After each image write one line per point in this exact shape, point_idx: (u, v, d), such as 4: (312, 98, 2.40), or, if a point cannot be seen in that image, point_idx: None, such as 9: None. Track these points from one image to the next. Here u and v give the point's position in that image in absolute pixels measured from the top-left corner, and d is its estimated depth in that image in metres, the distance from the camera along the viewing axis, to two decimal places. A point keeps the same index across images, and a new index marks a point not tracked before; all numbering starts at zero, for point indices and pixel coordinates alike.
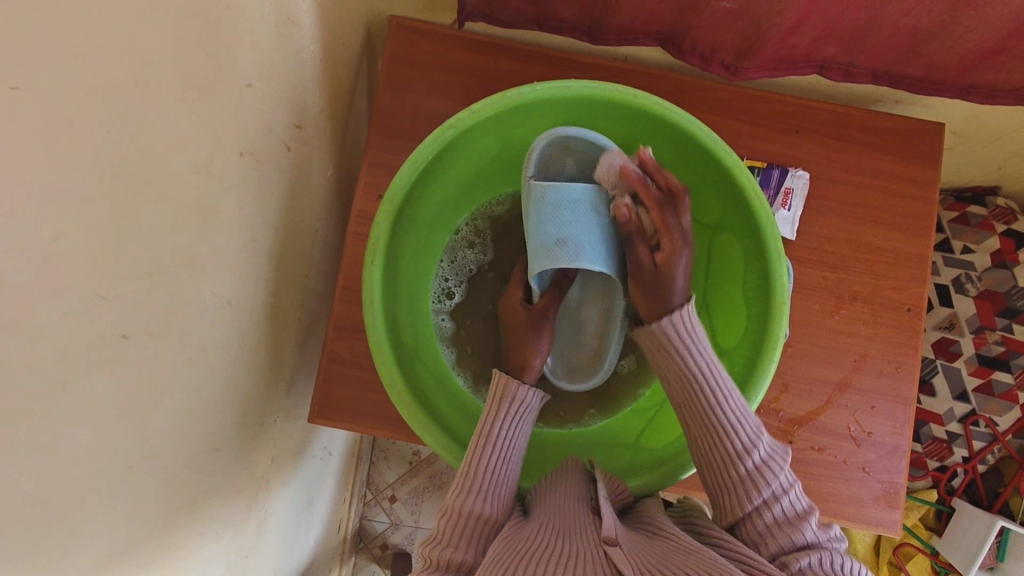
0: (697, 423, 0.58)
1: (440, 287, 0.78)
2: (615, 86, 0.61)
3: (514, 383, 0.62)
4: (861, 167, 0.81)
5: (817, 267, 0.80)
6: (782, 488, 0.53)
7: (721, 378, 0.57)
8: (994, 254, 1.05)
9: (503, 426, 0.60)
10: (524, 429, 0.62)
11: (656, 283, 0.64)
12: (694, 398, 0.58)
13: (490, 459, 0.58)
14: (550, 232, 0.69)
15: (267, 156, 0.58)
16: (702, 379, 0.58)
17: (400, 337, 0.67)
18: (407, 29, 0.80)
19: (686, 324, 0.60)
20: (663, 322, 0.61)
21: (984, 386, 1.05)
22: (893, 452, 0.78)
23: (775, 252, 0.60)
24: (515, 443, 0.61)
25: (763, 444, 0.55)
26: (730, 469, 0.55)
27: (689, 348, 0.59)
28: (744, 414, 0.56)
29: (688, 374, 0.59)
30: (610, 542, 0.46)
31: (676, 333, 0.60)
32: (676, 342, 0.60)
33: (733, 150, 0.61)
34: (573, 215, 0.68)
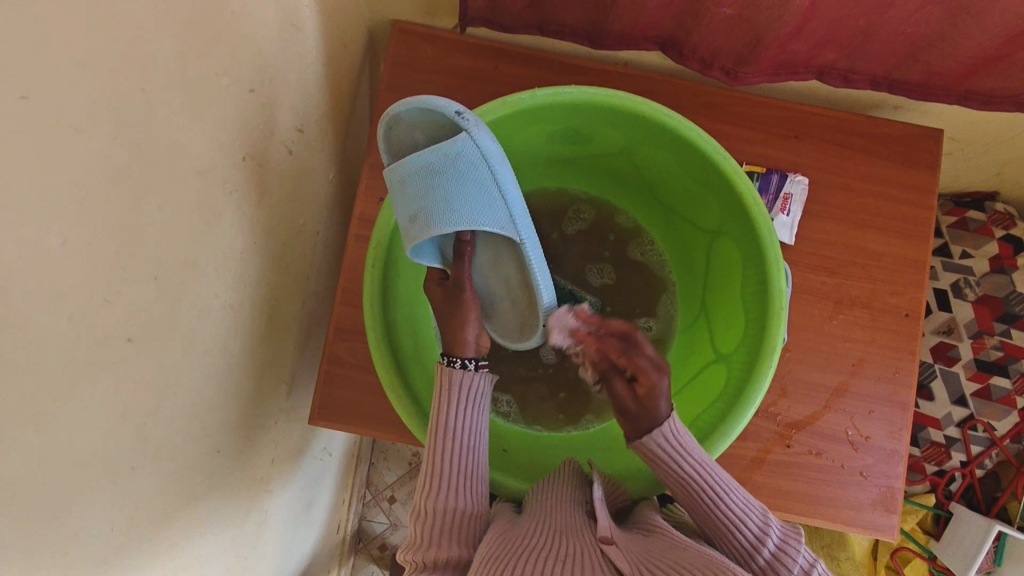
0: (707, 521, 0.58)
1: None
2: (616, 93, 0.62)
3: (456, 370, 0.61)
4: (859, 172, 0.82)
5: (815, 272, 0.81)
6: (808, 565, 0.52)
7: (715, 472, 0.58)
8: (992, 260, 1.06)
9: (453, 416, 0.60)
10: (481, 416, 0.62)
11: (643, 415, 0.61)
12: (694, 498, 0.58)
13: (454, 454, 0.59)
14: (406, 207, 0.61)
15: (269, 160, 0.58)
16: (697, 477, 0.58)
17: (399, 341, 0.68)
18: (409, 33, 0.80)
19: (670, 436, 0.59)
20: (644, 442, 0.60)
21: (982, 391, 1.06)
22: (890, 457, 0.78)
23: (774, 259, 0.61)
24: (474, 432, 0.61)
25: (774, 525, 0.55)
26: (751, 562, 0.54)
27: (680, 454, 0.59)
28: (748, 504, 0.57)
29: (682, 479, 0.58)
30: (607, 541, 0.46)
31: (660, 447, 0.59)
32: (663, 457, 0.59)
33: (733, 158, 0.61)
34: (420, 185, 0.61)
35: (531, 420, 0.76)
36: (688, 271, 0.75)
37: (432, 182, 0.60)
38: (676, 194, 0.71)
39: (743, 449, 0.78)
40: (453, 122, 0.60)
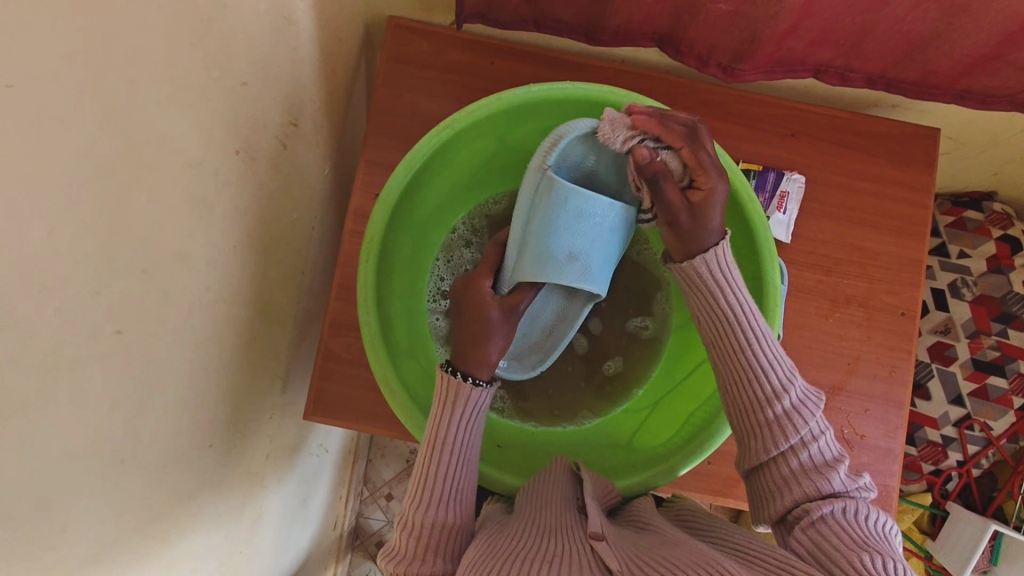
0: (730, 363, 0.58)
1: (434, 285, 0.78)
2: (611, 90, 0.62)
3: (467, 387, 0.59)
4: (856, 171, 0.81)
5: (811, 270, 0.80)
6: (811, 435, 0.55)
7: (756, 321, 0.57)
8: (989, 259, 1.06)
9: (455, 432, 0.58)
10: (477, 430, 0.60)
11: (691, 230, 0.59)
12: (727, 336, 0.58)
13: (444, 470, 0.57)
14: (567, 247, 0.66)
15: (263, 154, 0.58)
16: (740, 318, 0.58)
17: (394, 337, 0.67)
18: (405, 29, 0.80)
19: (722, 267, 0.58)
20: (696, 262, 0.59)
21: (980, 390, 1.06)
22: (885, 455, 0.78)
23: (769, 254, 0.61)
24: (471, 444, 0.59)
25: (796, 388, 0.56)
26: (761, 411, 0.56)
27: (724, 287, 0.58)
28: (778, 358, 0.57)
29: (721, 313, 0.58)
30: (596, 538, 0.45)
31: (710, 274, 0.58)
32: (711, 283, 0.59)
33: (727, 153, 0.62)
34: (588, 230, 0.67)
35: (526, 417, 0.75)
36: None
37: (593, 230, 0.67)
38: None
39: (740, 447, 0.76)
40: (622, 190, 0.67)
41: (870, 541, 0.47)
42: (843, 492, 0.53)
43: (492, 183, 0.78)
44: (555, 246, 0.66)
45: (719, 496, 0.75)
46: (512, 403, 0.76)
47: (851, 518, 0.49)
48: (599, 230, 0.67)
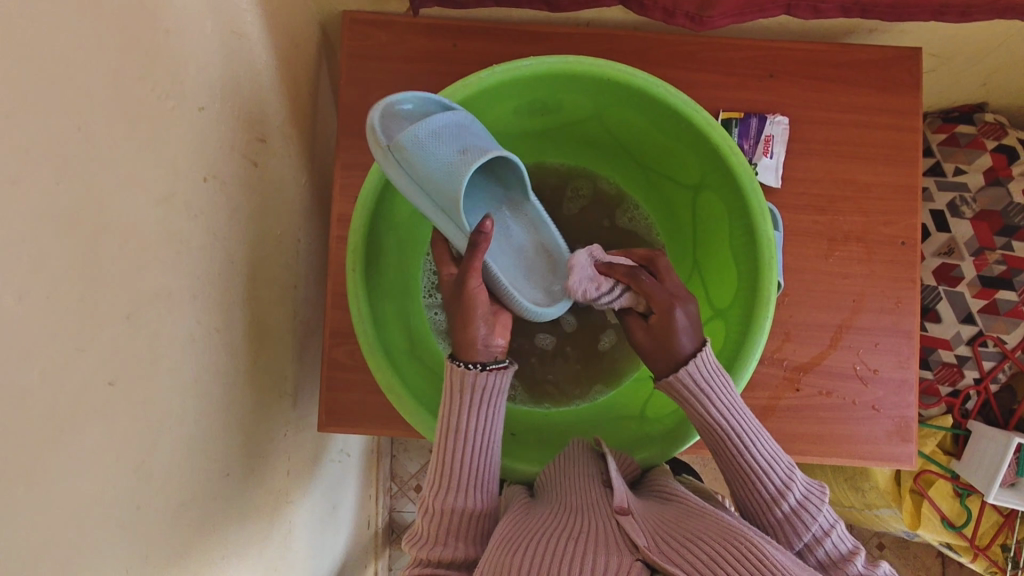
0: (729, 466, 0.57)
1: (429, 279, 0.77)
2: (572, 58, 0.59)
3: (469, 373, 0.57)
4: (840, 104, 0.79)
5: (806, 211, 0.79)
6: (824, 530, 0.53)
7: (748, 422, 0.57)
8: (986, 173, 1.04)
9: (466, 418, 0.57)
10: (494, 417, 0.58)
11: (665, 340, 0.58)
12: (723, 442, 0.57)
13: (462, 462, 0.57)
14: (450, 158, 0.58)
15: (234, 176, 0.57)
16: (730, 424, 0.57)
17: (392, 338, 0.67)
18: (362, 23, 0.78)
19: (704, 372, 0.56)
20: (678, 371, 0.56)
21: (989, 306, 1.05)
22: (901, 387, 0.78)
23: (757, 205, 0.58)
24: (485, 427, 0.58)
25: (798, 483, 0.55)
26: (769, 511, 0.55)
27: (706, 398, 0.56)
28: (775, 455, 0.56)
29: (709, 422, 0.57)
30: (622, 512, 0.46)
31: (694, 382, 0.56)
32: (697, 395, 0.56)
33: (703, 108, 0.59)
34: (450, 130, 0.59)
35: (538, 399, 0.74)
36: (677, 232, 0.72)
37: (471, 132, 0.60)
38: (655, 154, 0.68)
39: (753, 398, 0.78)
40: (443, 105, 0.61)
41: None
42: None
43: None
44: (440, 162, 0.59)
45: None
46: (522, 387, 0.74)
47: None
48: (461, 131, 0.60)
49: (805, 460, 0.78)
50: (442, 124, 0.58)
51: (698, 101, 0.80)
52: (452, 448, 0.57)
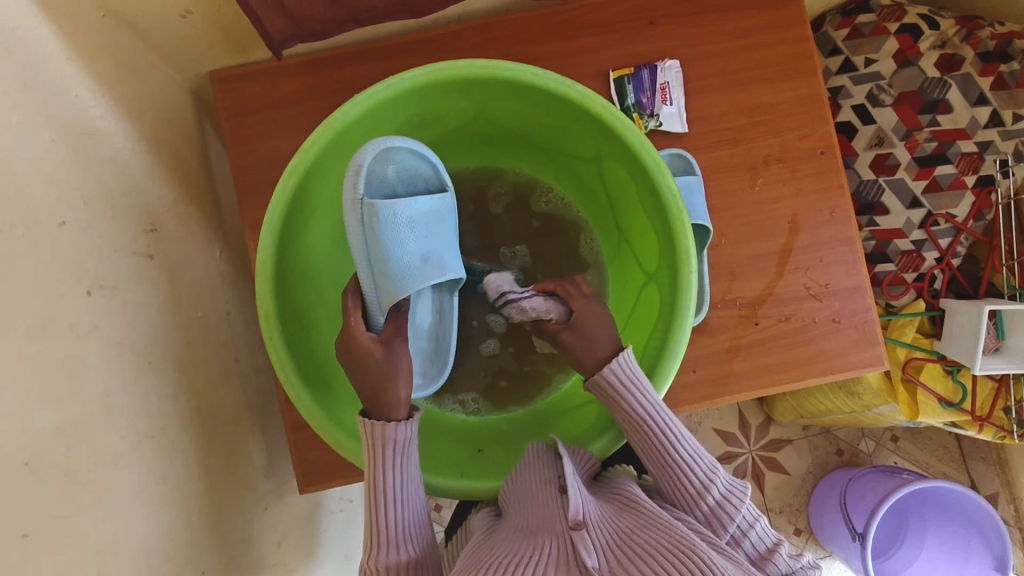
0: (655, 464, 0.57)
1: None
2: (431, 66, 0.56)
3: (388, 426, 0.54)
4: (728, 31, 0.77)
5: (720, 146, 0.78)
6: (747, 524, 0.53)
7: (668, 418, 0.57)
8: (896, 56, 1.04)
9: (388, 476, 0.54)
10: (413, 465, 0.56)
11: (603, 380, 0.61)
12: (647, 438, 0.57)
13: (388, 505, 0.54)
14: (411, 252, 0.59)
15: (128, 278, 0.55)
16: (652, 418, 0.57)
17: (340, 401, 0.62)
18: (231, 80, 0.76)
19: (626, 366, 0.58)
20: (601, 371, 0.59)
21: (931, 185, 1.05)
22: (855, 294, 0.77)
23: (654, 162, 0.56)
24: (407, 480, 0.55)
25: (722, 477, 0.55)
26: (695, 506, 0.54)
27: (629, 391, 0.58)
28: (698, 452, 0.56)
29: (633, 419, 0.57)
30: (577, 528, 0.47)
31: (617, 378, 0.58)
32: (619, 391, 0.58)
33: (574, 81, 0.56)
34: (426, 226, 0.61)
35: (504, 404, 0.73)
36: (593, 201, 0.71)
37: (436, 230, 0.62)
38: (548, 137, 0.66)
39: (716, 344, 0.77)
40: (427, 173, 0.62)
41: None
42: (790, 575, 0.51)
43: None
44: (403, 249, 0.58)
45: (713, 398, 0.76)
46: (482, 399, 0.73)
47: None
48: (435, 221, 0.62)
49: (781, 388, 0.77)
50: (417, 211, 0.60)
51: (588, 65, 0.77)
52: (378, 504, 0.54)
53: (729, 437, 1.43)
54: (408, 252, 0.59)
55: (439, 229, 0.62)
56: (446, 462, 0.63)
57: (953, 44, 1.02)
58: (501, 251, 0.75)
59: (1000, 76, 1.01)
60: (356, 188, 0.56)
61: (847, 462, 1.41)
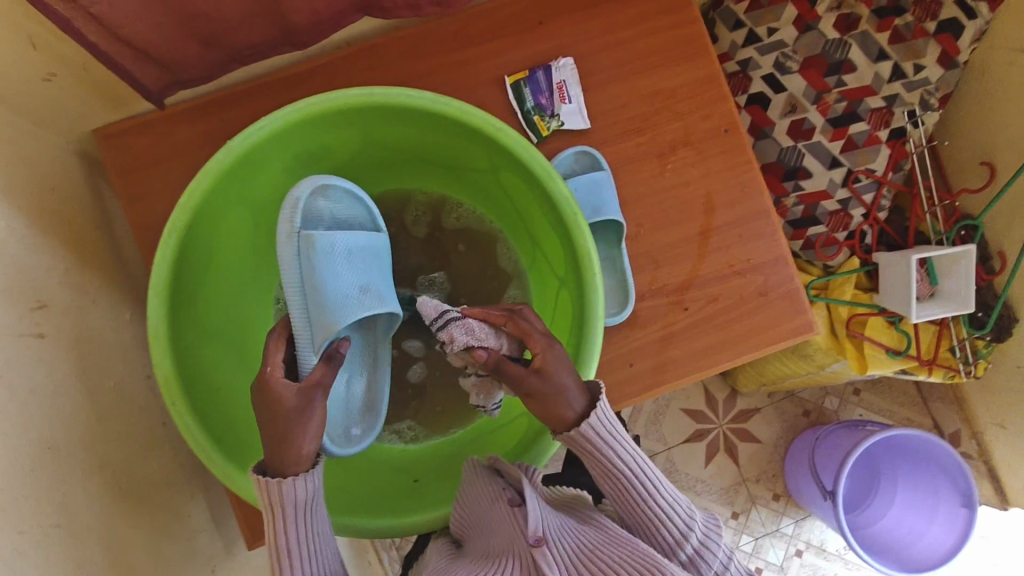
0: (633, 514, 0.57)
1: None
2: (303, 101, 0.54)
3: (287, 487, 0.52)
4: (617, 21, 0.77)
5: (627, 137, 0.77)
6: (721, 567, 0.55)
7: (648, 469, 0.57)
8: (796, 23, 1.04)
9: (292, 532, 0.53)
10: (319, 514, 0.55)
11: (548, 400, 0.55)
12: (627, 490, 0.57)
13: (297, 561, 0.53)
14: (352, 282, 0.61)
15: (19, 362, 0.53)
16: (632, 472, 0.57)
17: (260, 454, 0.60)
18: (119, 136, 0.73)
19: (604, 421, 0.56)
20: (578, 426, 0.55)
21: (848, 144, 1.06)
22: (777, 265, 0.78)
23: (543, 169, 0.56)
24: (313, 533, 0.54)
25: (698, 522, 0.57)
26: (672, 557, 0.55)
27: (610, 445, 0.56)
28: (676, 500, 0.57)
29: (614, 471, 0.56)
30: (538, 544, 0.49)
31: (596, 433, 0.55)
32: (598, 446, 0.56)
33: (452, 97, 0.55)
34: (360, 261, 0.62)
35: (444, 427, 0.73)
36: (502, 212, 0.70)
37: (372, 265, 0.64)
38: (443, 155, 0.64)
39: (649, 334, 0.77)
40: (361, 215, 0.65)
41: None
42: None
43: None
44: (339, 281, 0.60)
45: (653, 387, 0.76)
46: (419, 425, 0.73)
47: None
48: (369, 260, 0.64)
49: (719, 368, 0.78)
50: (355, 244, 0.62)
51: (483, 73, 0.76)
52: (280, 547, 0.53)
53: (697, 415, 1.44)
54: (345, 283, 0.60)
55: (375, 267, 0.65)
56: (393, 500, 0.64)
57: (847, 4, 1.02)
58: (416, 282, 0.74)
59: (895, 31, 1.01)
60: (290, 219, 0.57)
61: (814, 422, 1.43)
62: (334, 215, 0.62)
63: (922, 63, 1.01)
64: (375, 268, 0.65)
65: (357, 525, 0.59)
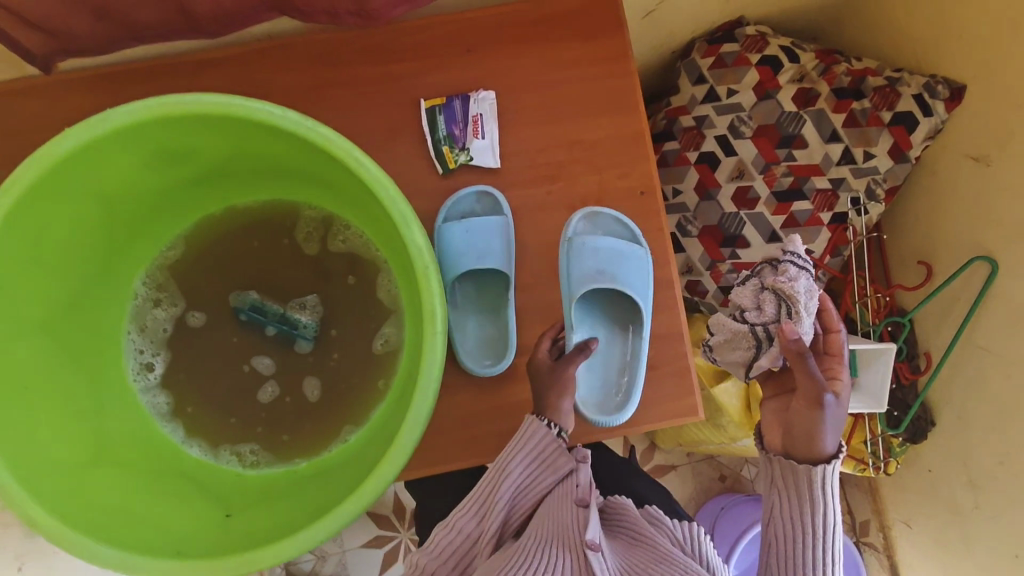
0: (782, 569, 0.63)
1: (135, 362, 0.66)
2: (155, 99, 0.50)
3: (540, 428, 0.66)
4: (549, 63, 0.74)
5: (538, 184, 0.74)
6: None
7: (823, 546, 0.63)
8: (756, 88, 1.02)
9: (515, 462, 0.66)
10: (523, 469, 0.66)
11: (804, 439, 0.63)
12: (798, 550, 0.63)
13: (494, 487, 0.66)
14: (588, 267, 0.73)
15: None
16: (809, 533, 0.63)
17: (59, 462, 0.54)
18: (5, 95, 0.69)
19: (830, 479, 0.63)
20: (813, 467, 0.63)
21: (790, 220, 1.03)
22: (673, 340, 0.74)
23: (400, 214, 0.51)
24: (524, 476, 0.67)
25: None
26: None
27: (824, 497, 0.63)
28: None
29: (796, 530, 0.63)
30: (592, 547, 0.62)
31: (820, 480, 0.62)
32: (812, 495, 0.63)
33: (316, 121, 0.51)
34: (596, 258, 0.72)
35: (288, 457, 0.66)
36: (382, 239, 0.66)
37: (620, 259, 0.73)
38: (321, 176, 0.60)
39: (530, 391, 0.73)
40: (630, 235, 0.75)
41: None
42: None
43: (148, 233, 0.65)
44: (581, 265, 0.73)
45: None
46: (264, 450, 0.66)
47: None
48: (606, 264, 0.73)
49: (593, 436, 0.74)
50: (607, 246, 0.73)
51: (400, 93, 0.73)
52: (497, 469, 0.66)
53: None
54: (585, 268, 0.73)
55: (622, 258, 0.73)
56: (192, 543, 0.53)
57: (811, 78, 1.01)
58: (289, 303, 0.68)
59: (851, 114, 0.99)
60: (565, 228, 0.73)
61: (728, 488, 1.41)
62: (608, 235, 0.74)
63: (873, 151, 0.99)
64: (626, 259, 0.74)
65: (134, 562, 0.49)
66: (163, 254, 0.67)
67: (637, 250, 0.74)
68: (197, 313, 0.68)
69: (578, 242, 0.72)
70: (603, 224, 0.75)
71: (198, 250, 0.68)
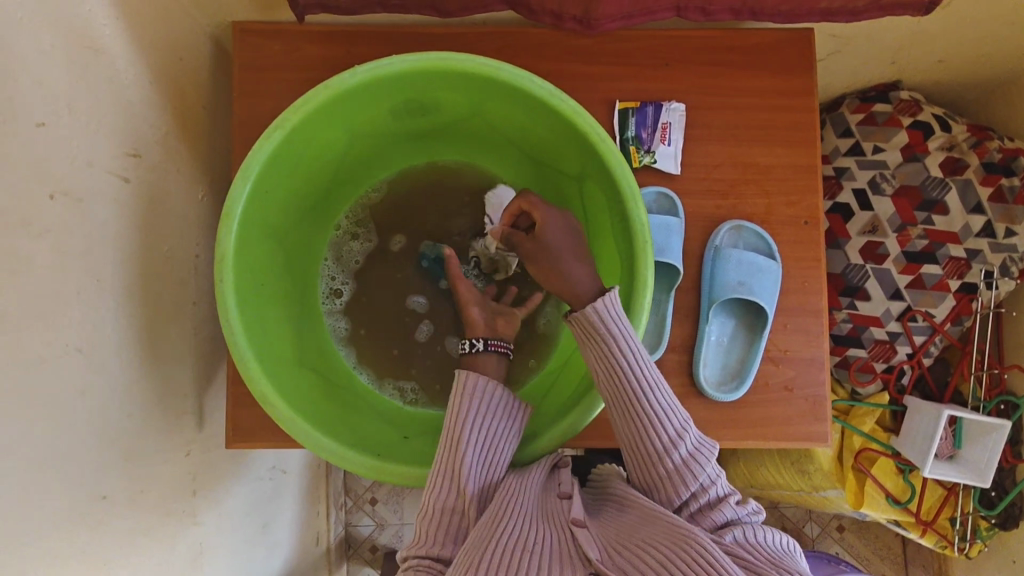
0: (627, 420, 0.60)
1: (326, 286, 0.77)
2: (432, 53, 0.57)
3: (476, 381, 0.63)
4: (738, 87, 0.79)
5: (709, 196, 0.78)
6: (708, 481, 0.58)
7: (649, 373, 0.60)
8: (904, 150, 1.05)
9: (470, 426, 0.61)
10: (489, 426, 0.62)
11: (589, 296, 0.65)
12: (624, 391, 0.59)
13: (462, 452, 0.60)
14: (730, 277, 0.76)
15: (100, 195, 0.57)
16: (631, 377, 0.59)
17: (277, 353, 0.62)
18: (252, 33, 0.76)
19: (611, 312, 0.59)
20: (589, 309, 0.60)
21: (916, 282, 1.05)
22: (811, 366, 0.77)
23: (630, 191, 0.59)
24: (490, 434, 0.62)
25: (691, 434, 0.60)
26: (663, 461, 0.59)
27: (619, 341, 0.59)
28: (673, 409, 0.60)
29: (616, 368, 0.59)
30: (577, 524, 0.55)
31: (600, 320, 0.60)
32: (605, 332, 0.59)
33: (568, 96, 0.59)
34: (741, 269, 0.75)
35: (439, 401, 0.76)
36: None
37: (760, 273, 0.76)
38: (539, 149, 0.69)
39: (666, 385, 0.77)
40: (767, 252, 0.78)
41: (780, 558, 0.53)
42: (737, 520, 0.57)
43: (363, 171, 0.76)
44: (723, 275, 0.76)
45: None
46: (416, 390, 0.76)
47: (752, 540, 0.54)
48: (750, 277, 0.75)
49: (719, 442, 0.77)
50: (754, 258, 0.75)
51: (597, 92, 0.79)
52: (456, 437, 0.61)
53: None
54: (725, 278, 0.76)
55: (764, 273, 0.76)
56: (380, 448, 0.63)
57: (961, 148, 1.04)
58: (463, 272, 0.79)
59: (999, 189, 1.02)
60: (715, 236, 0.78)
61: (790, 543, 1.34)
62: (753, 249, 0.78)
63: (1015, 229, 1.03)
64: (765, 273, 0.77)
65: (343, 453, 0.58)
66: (365, 197, 0.78)
67: (772, 264, 0.77)
68: (398, 239, 0.79)
69: (724, 251, 0.76)
70: (746, 239, 0.78)
71: (396, 197, 0.79)
